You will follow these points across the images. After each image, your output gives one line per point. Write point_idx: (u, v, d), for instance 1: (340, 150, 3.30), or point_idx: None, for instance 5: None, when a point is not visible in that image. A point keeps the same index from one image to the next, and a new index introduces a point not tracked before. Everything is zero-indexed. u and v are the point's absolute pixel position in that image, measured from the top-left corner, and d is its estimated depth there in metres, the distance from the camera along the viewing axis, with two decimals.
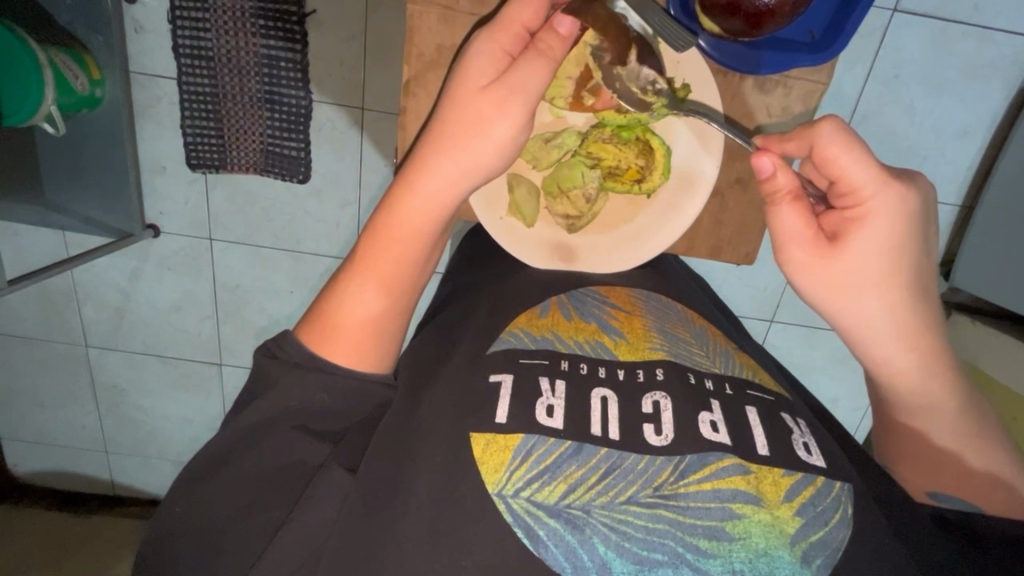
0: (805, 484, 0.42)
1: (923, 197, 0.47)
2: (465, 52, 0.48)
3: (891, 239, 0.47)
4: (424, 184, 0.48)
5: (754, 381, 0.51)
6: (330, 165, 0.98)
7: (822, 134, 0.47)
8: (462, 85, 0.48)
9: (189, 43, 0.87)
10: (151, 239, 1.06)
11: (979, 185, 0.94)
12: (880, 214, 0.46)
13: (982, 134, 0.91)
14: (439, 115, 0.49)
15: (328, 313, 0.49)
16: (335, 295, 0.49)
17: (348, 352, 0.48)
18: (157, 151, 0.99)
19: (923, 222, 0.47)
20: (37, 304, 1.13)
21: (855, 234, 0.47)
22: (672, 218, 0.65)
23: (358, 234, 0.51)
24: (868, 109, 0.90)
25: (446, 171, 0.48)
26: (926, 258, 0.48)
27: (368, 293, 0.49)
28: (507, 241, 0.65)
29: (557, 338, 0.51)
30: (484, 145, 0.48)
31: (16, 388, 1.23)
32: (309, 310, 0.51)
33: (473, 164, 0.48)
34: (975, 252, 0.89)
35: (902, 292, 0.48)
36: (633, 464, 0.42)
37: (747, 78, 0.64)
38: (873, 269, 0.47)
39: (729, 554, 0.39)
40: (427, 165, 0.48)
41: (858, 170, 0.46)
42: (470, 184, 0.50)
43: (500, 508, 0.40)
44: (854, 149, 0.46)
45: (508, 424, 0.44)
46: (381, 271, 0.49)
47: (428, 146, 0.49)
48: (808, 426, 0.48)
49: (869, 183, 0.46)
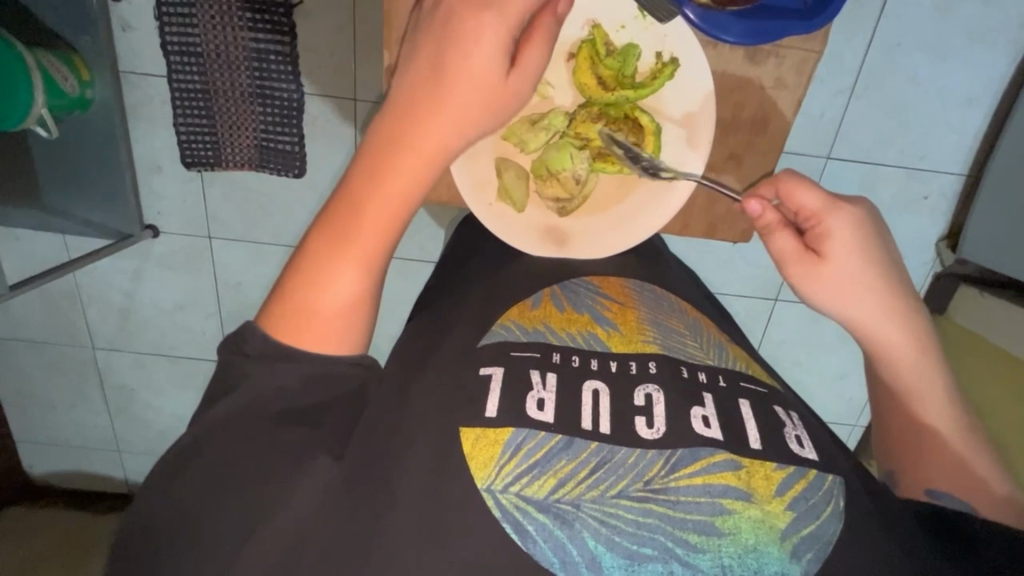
0: (797, 478, 0.41)
1: (869, 210, 0.53)
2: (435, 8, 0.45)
3: (859, 232, 0.52)
4: (400, 135, 0.45)
5: (749, 373, 0.50)
6: (323, 157, 0.97)
7: (784, 179, 0.55)
8: (437, 26, 0.45)
9: (177, 39, 0.86)
10: (150, 239, 1.06)
11: (984, 153, 0.92)
12: (846, 227, 0.52)
13: (986, 101, 0.89)
14: (413, 64, 0.46)
15: (309, 280, 0.46)
16: (317, 268, 0.46)
17: (328, 330, 0.46)
18: (152, 151, 0.98)
19: (879, 231, 0.53)
20: (44, 306, 1.14)
21: (831, 246, 0.52)
22: (665, 200, 0.64)
23: (318, 226, 0.47)
24: (868, 79, 0.88)
25: (426, 113, 0.45)
26: (888, 253, 0.52)
27: (351, 263, 0.46)
28: (498, 228, 0.64)
29: (549, 330, 0.51)
30: (463, 75, 0.44)
31: (27, 391, 1.25)
32: (274, 295, 0.48)
33: (460, 112, 0.45)
34: (978, 222, 0.88)
35: (870, 266, 0.51)
36: (623, 458, 0.42)
37: (737, 49, 0.63)
38: (848, 264, 0.51)
39: (718, 549, 0.38)
40: (401, 115, 0.45)
41: (814, 193, 0.53)
42: (462, 132, 0.46)
43: (488, 503, 0.40)
44: (802, 184, 0.54)
45: (498, 417, 0.44)
46: (364, 241, 0.46)
47: (409, 99, 0.45)
48: (802, 418, 0.48)
49: (824, 204, 0.52)
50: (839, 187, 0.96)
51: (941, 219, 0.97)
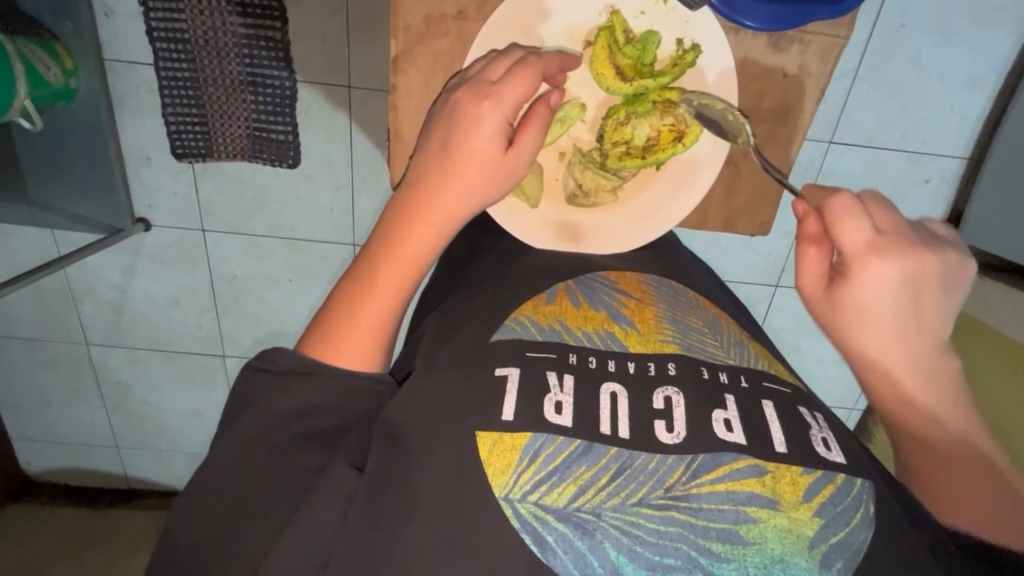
0: (825, 483, 0.40)
1: (941, 267, 0.45)
2: (445, 104, 0.51)
3: (907, 280, 0.45)
4: (413, 205, 0.49)
5: (771, 372, 0.50)
6: (321, 148, 0.95)
7: (830, 203, 0.47)
8: (445, 112, 0.51)
9: (163, 26, 0.82)
10: (143, 233, 1.03)
11: (990, 136, 0.91)
12: (875, 283, 0.45)
13: (992, 84, 0.87)
14: (425, 145, 0.51)
15: (338, 318, 0.48)
16: (342, 307, 0.49)
17: (355, 353, 0.48)
18: (142, 142, 0.95)
19: (938, 285, 0.45)
20: (35, 303, 1.11)
21: (846, 292, 0.47)
22: (681, 192, 0.63)
23: (351, 270, 0.51)
24: (875, 62, 0.86)
25: (434, 188, 0.49)
26: (939, 307, 0.46)
27: (372, 307, 0.48)
28: (513, 225, 0.62)
29: (564, 329, 0.50)
30: (466, 153, 0.49)
31: (22, 389, 1.22)
32: (312, 322, 0.50)
33: (466, 184, 0.49)
34: (980, 207, 0.87)
35: (907, 318, 0.46)
36: (643, 464, 0.41)
37: (760, 36, 0.60)
38: (877, 309, 0.46)
39: (743, 559, 0.37)
40: (413, 188, 0.50)
41: (854, 234, 0.46)
42: (464, 205, 0.50)
43: (507, 513, 0.39)
44: (856, 212, 0.46)
45: (515, 422, 0.42)
46: (385, 291, 0.49)
47: (419, 176, 0.50)
48: (825, 418, 0.47)
49: (860, 251, 0.45)
50: (844, 173, 0.95)
51: (943, 203, 0.96)
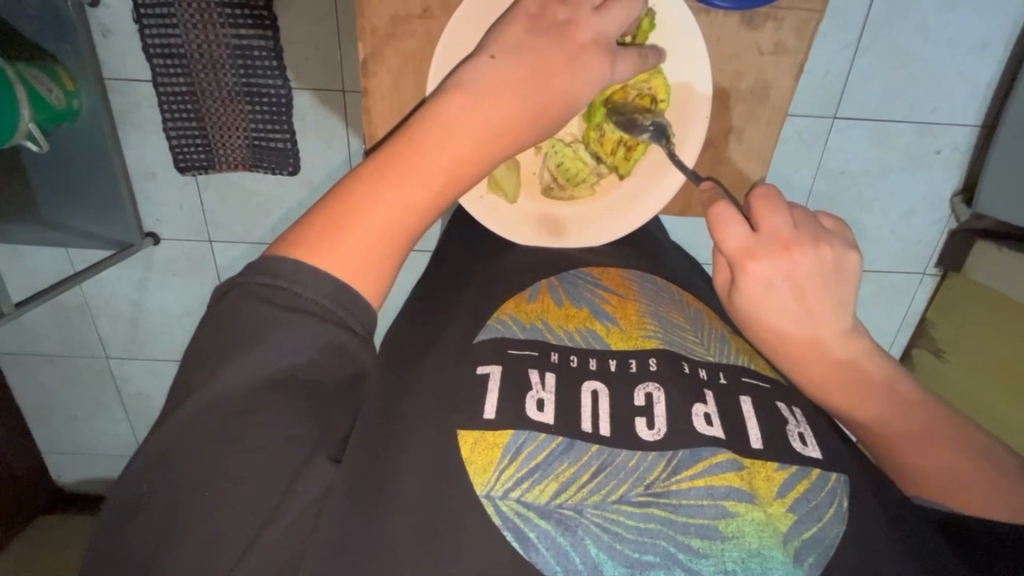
0: (800, 478, 0.40)
1: (817, 262, 0.43)
2: (561, 26, 0.46)
3: (785, 281, 0.44)
4: (492, 115, 0.42)
5: (751, 367, 0.49)
6: (316, 153, 0.96)
7: (709, 211, 0.45)
8: (563, 37, 0.46)
9: (159, 42, 0.83)
10: (153, 247, 1.06)
11: (1002, 101, 0.88)
12: (755, 284, 0.44)
13: (1002, 45, 0.84)
14: (515, 52, 0.44)
15: (357, 204, 0.39)
16: (369, 189, 0.39)
17: (358, 260, 0.39)
18: (144, 157, 0.97)
19: (820, 281, 0.44)
20: (55, 320, 1.15)
21: (739, 292, 0.45)
22: (659, 180, 0.61)
23: (380, 152, 0.41)
24: (875, 30, 0.83)
25: (516, 112, 0.43)
26: (826, 302, 0.44)
27: (400, 206, 0.39)
28: (490, 223, 0.62)
29: (546, 326, 0.50)
30: (559, 95, 0.45)
31: (47, 403, 1.26)
32: (316, 204, 0.40)
33: (540, 125, 0.45)
34: (992, 175, 0.84)
35: (799, 312, 0.44)
36: (624, 461, 0.41)
37: (733, 14, 0.59)
38: (767, 307, 0.45)
39: (721, 554, 0.37)
40: (493, 95, 0.42)
41: (738, 238, 0.43)
42: (521, 143, 0.45)
43: (489, 510, 0.39)
44: (735, 218, 0.43)
45: (497, 420, 0.42)
46: (416, 192, 0.40)
47: (500, 81, 0.43)
48: (805, 412, 0.46)
49: (738, 256, 0.44)
50: (847, 148, 0.92)
51: (955, 174, 0.93)
